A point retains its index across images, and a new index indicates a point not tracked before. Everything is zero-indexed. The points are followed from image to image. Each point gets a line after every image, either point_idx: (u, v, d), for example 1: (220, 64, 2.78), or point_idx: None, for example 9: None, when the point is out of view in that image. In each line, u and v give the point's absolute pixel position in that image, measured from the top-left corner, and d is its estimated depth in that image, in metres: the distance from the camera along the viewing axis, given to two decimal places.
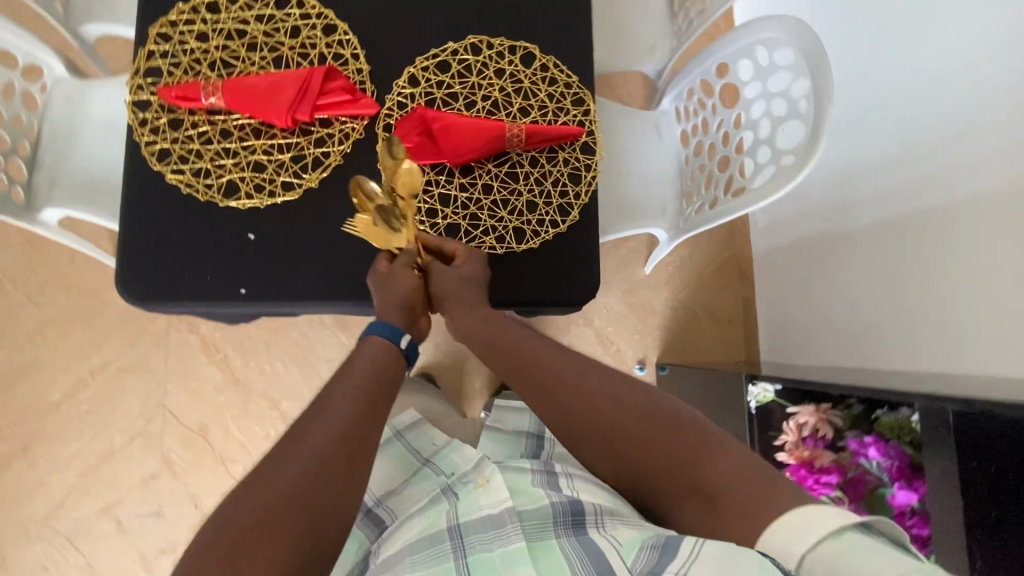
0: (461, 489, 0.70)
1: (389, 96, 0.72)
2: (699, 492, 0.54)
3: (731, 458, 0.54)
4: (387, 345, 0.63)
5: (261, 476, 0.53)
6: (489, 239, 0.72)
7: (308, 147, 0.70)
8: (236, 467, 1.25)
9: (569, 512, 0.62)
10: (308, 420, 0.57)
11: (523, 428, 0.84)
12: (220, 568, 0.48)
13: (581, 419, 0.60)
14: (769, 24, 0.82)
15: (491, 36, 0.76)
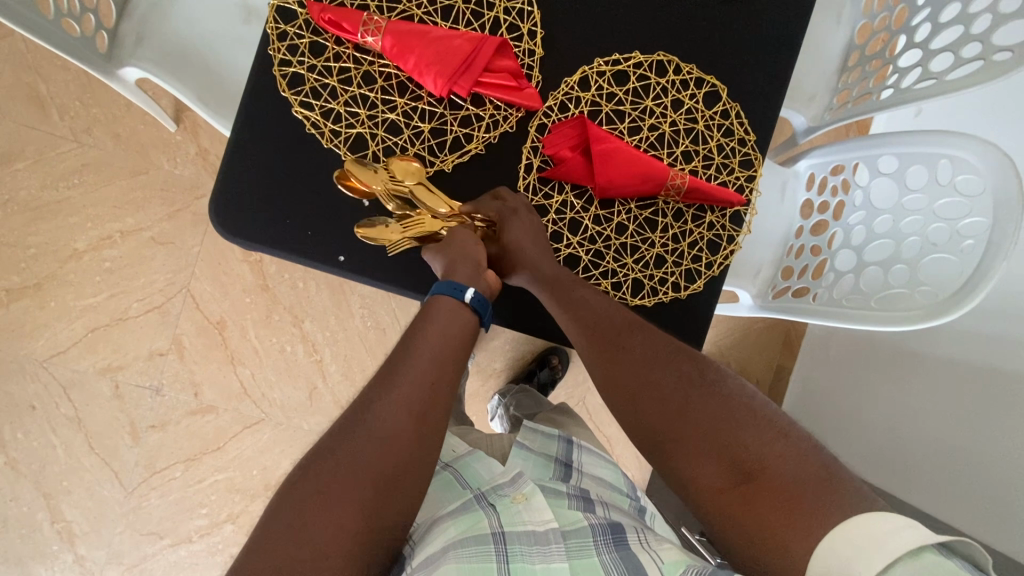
0: (497, 502, 0.65)
1: (555, 94, 0.64)
2: (738, 469, 0.50)
3: (778, 438, 0.51)
4: (454, 304, 0.57)
5: (342, 433, 0.50)
6: (605, 282, 0.66)
7: (452, 124, 0.62)
8: (244, 369, 1.24)
9: (609, 531, 0.62)
10: (389, 371, 0.53)
11: (550, 453, 0.78)
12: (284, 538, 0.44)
13: (627, 379, 0.58)
14: (957, 142, 0.73)
15: (681, 58, 0.67)
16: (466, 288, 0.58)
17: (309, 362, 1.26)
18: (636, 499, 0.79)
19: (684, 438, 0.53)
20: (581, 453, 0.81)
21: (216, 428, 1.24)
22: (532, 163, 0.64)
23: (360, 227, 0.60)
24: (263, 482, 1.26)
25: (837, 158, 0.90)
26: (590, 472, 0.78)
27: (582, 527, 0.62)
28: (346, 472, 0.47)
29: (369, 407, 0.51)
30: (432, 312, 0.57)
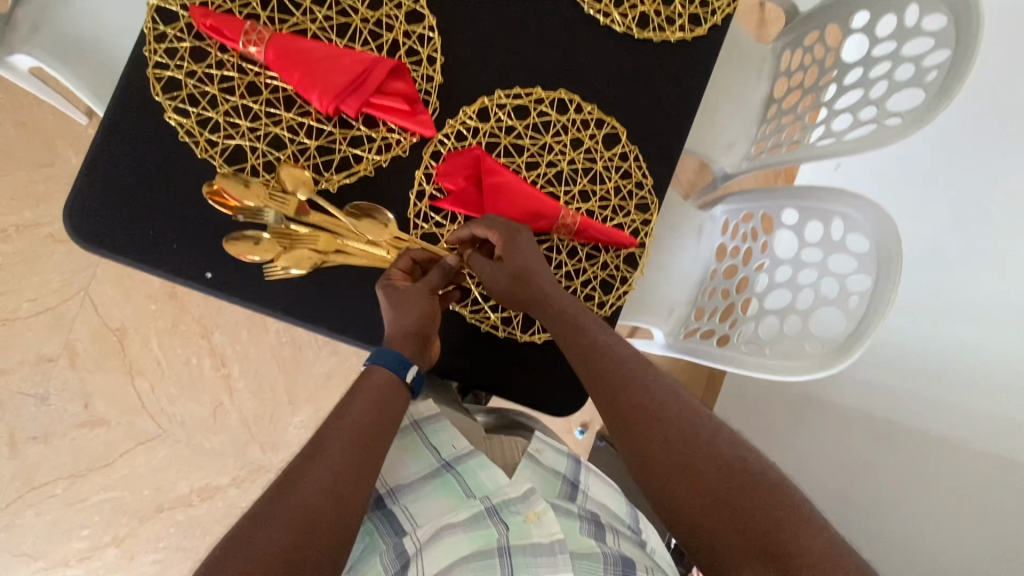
0: (509, 519, 0.61)
1: (451, 121, 0.63)
2: (774, 561, 0.45)
3: (824, 533, 0.45)
4: (391, 377, 0.53)
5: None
6: (494, 316, 0.65)
7: (340, 143, 0.60)
8: (144, 382, 1.16)
9: (622, 565, 0.60)
10: (273, 502, 0.45)
11: (557, 470, 0.68)
12: None
13: (653, 444, 0.51)
14: (874, 211, 0.73)
15: (583, 97, 0.67)
16: (409, 367, 0.54)
17: (216, 377, 1.19)
18: (637, 532, 0.71)
19: (715, 518, 0.48)
20: (589, 473, 0.71)
21: (108, 443, 1.15)
22: (423, 190, 0.62)
23: (230, 241, 0.56)
24: (153, 503, 1.17)
25: (749, 206, 0.93)
26: (594, 497, 0.70)
27: (593, 554, 0.60)
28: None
29: (244, 539, 0.43)
30: (362, 388, 0.53)
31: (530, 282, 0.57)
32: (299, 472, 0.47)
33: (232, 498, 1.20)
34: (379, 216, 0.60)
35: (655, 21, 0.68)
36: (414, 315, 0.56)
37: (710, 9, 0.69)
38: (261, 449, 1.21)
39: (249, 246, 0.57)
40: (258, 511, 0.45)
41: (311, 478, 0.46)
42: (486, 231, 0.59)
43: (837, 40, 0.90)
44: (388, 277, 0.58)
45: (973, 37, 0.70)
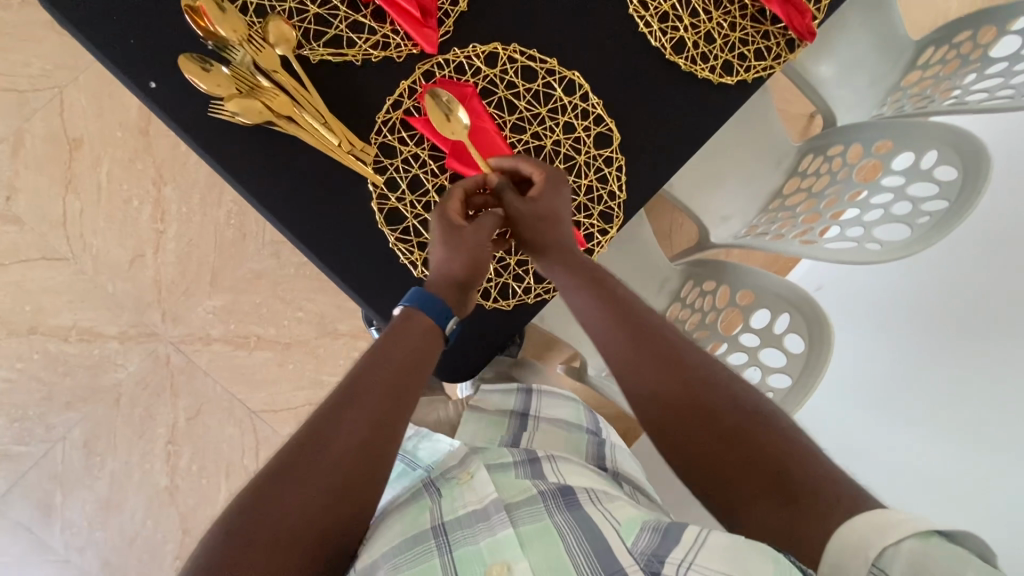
0: (443, 487, 0.63)
1: (457, 51, 0.61)
2: (782, 489, 0.49)
3: (822, 465, 0.50)
4: (432, 327, 0.56)
5: (243, 557, 0.45)
6: (417, 253, 0.61)
7: (340, 22, 0.58)
8: (76, 202, 1.12)
9: (561, 493, 0.60)
10: (294, 462, 0.49)
11: (506, 409, 0.78)
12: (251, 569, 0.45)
13: (677, 394, 0.57)
14: (820, 330, 0.73)
15: (594, 91, 0.66)
16: (449, 319, 0.57)
17: (148, 228, 1.14)
18: (597, 432, 0.78)
19: (729, 463, 0.53)
20: (541, 399, 0.80)
21: (15, 246, 1.11)
22: (401, 101, 0.60)
23: (185, 59, 0.54)
24: (32, 321, 1.12)
25: (716, 275, 0.87)
26: (546, 417, 0.79)
27: (532, 497, 0.60)
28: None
29: (298, 480, 0.48)
30: (404, 336, 0.56)
31: (560, 228, 0.60)
32: (319, 432, 0.50)
33: (110, 351, 1.15)
34: (450, 113, 0.59)
35: (691, 50, 0.68)
36: (472, 255, 0.57)
37: (745, 64, 0.69)
38: (161, 315, 1.16)
39: (199, 69, 0.54)
40: (275, 475, 0.48)
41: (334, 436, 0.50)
42: (532, 169, 0.59)
43: (856, 160, 0.91)
44: (445, 209, 0.57)
45: (974, 196, 0.71)
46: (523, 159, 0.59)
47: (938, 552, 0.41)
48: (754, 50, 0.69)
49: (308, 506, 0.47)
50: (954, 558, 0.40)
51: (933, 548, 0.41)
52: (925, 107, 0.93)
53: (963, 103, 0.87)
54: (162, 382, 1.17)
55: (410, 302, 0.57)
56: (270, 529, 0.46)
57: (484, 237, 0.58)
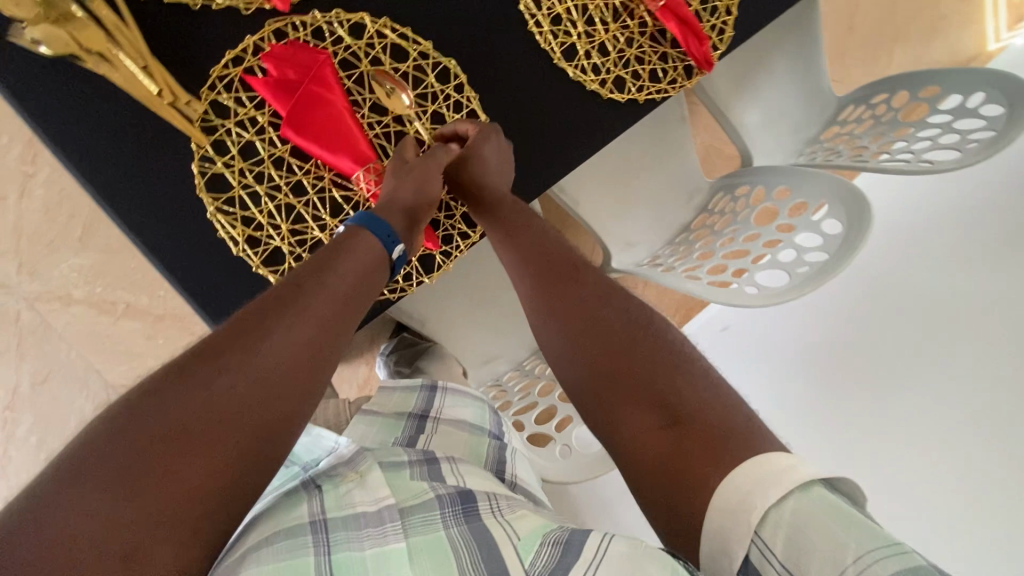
0: (325, 486, 0.56)
1: (316, 14, 0.55)
2: (668, 411, 0.49)
3: (708, 391, 0.50)
4: (380, 252, 0.55)
5: (139, 466, 0.36)
6: (240, 229, 0.55)
7: None
8: None
9: (459, 503, 0.55)
10: (208, 356, 0.42)
11: (404, 411, 0.73)
12: (130, 479, 0.36)
13: (584, 318, 0.59)
14: None
15: (471, 87, 0.62)
16: (397, 243, 0.56)
17: (16, 168, 1.01)
18: (499, 435, 0.74)
19: (624, 384, 0.53)
20: (445, 397, 0.75)
21: None
22: (243, 59, 0.54)
23: None
24: None
25: None
26: (449, 417, 0.73)
27: (427, 504, 0.54)
28: (144, 507, 0.35)
29: (221, 379, 0.41)
30: (352, 246, 0.53)
31: (500, 180, 0.64)
32: (245, 330, 0.45)
33: None
34: (383, 99, 0.59)
35: (582, 59, 0.64)
36: (422, 197, 0.59)
37: (638, 84, 0.66)
38: (18, 266, 1.04)
39: None
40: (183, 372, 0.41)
41: (265, 332, 0.45)
42: (465, 127, 0.61)
43: (757, 203, 0.90)
44: (399, 155, 0.59)
45: (851, 250, 0.70)
46: (467, 123, 0.61)
47: (819, 504, 0.40)
48: (649, 71, 0.66)
49: (229, 398, 0.41)
50: (834, 506, 0.40)
51: (814, 500, 0.40)
52: (828, 162, 0.94)
53: (866, 163, 0.87)
54: (8, 342, 1.06)
55: (358, 221, 0.55)
56: (175, 424, 0.38)
57: (432, 176, 0.60)
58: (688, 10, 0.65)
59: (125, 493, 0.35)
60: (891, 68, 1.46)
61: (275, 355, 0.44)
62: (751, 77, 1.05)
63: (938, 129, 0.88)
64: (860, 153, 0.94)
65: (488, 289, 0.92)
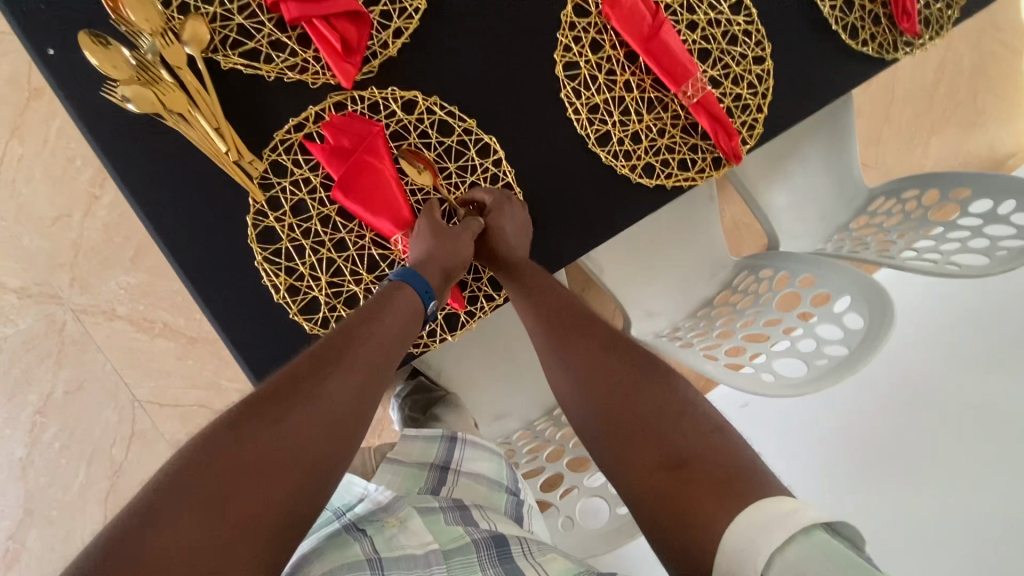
0: (368, 528, 0.59)
1: (374, 90, 0.61)
2: (672, 458, 0.50)
3: (716, 437, 0.50)
4: (417, 307, 0.59)
5: (205, 493, 0.41)
6: (283, 278, 0.59)
7: (262, 37, 0.58)
8: (16, 147, 1.08)
9: (494, 546, 0.57)
10: (270, 400, 0.48)
11: (426, 462, 0.73)
12: (197, 504, 0.40)
13: (595, 370, 0.60)
14: None
15: (509, 164, 0.66)
16: (433, 298, 0.60)
17: (84, 190, 1.11)
18: (515, 491, 0.74)
19: (631, 431, 0.54)
20: (465, 448, 0.75)
21: None
22: (305, 125, 0.59)
23: (86, 36, 0.53)
24: None
25: None
26: (467, 470, 0.73)
27: (465, 547, 0.56)
28: (225, 533, 0.40)
29: (278, 423, 0.47)
30: (395, 299, 0.58)
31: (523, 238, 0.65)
32: (301, 377, 0.51)
33: (6, 304, 1.10)
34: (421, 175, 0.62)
35: (615, 145, 0.68)
36: (452, 257, 0.62)
37: (667, 170, 0.70)
38: (71, 280, 1.12)
39: (97, 46, 0.53)
40: (248, 414, 0.47)
41: (320, 379, 0.51)
42: (484, 195, 0.64)
43: (780, 287, 0.91)
44: (432, 214, 0.62)
45: (878, 339, 0.70)
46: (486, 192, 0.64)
47: (819, 550, 0.39)
48: (679, 159, 0.70)
49: (293, 441, 0.47)
50: (835, 552, 0.39)
51: (814, 545, 0.40)
52: (855, 253, 0.94)
53: (892, 258, 0.87)
54: (49, 349, 1.12)
55: (401, 276, 0.59)
56: (246, 461, 0.44)
57: (465, 239, 0.63)
58: (720, 108, 0.68)
59: (209, 520, 0.40)
60: (926, 158, 1.47)
61: (329, 401, 0.51)
62: (780, 162, 1.08)
63: (967, 231, 0.88)
64: (888, 246, 0.94)
65: (504, 346, 0.94)
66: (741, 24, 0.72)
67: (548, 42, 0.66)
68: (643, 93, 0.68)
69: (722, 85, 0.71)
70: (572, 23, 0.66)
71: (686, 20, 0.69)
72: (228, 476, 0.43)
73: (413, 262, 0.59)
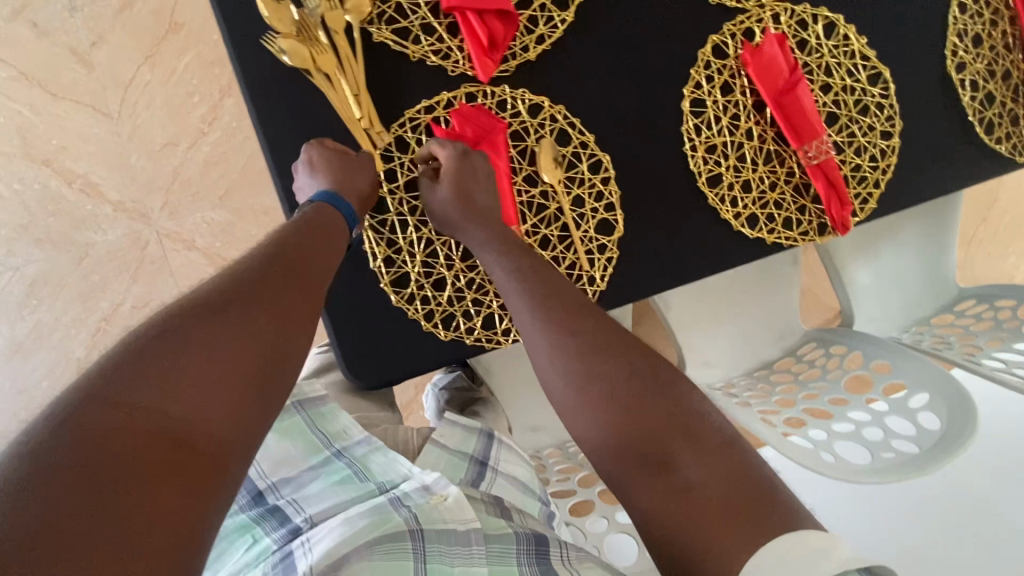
0: (413, 505, 0.61)
1: (506, 88, 0.62)
2: (678, 476, 0.49)
3: (715, 457, 0.49)
4: (340, 220, 0.58)
5: (130, 407, 0.36)
6: (384, 249, 0.62)
7: (416, 20, 0.60)
8: (147, 73, 1.15)
9: (534, 542, 0.60)
10: (203, 324, 0.43)
11: (464, 451, 0.73)
12: (120, 423, 0.35)
13: (591, 362, 0.55)
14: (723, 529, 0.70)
15: (617, 186, 0.66)
16: (357, 223, 0.59)
17: (195, 125, 1.18)
18: (546, 504, 0.74)
19: (636, 436, 0.51)
20: (501, 450, 0.76)
21: (72, 84, 1.14)
22: (435, 108, 0.62)
23: None
24: (48, 155, 1.15)
25: None
26: (504, 472, 0.74)
27: (506, 537, 0.60)
28: (158, 453, 0.36)
29: (211, 347, 0.42)
30: (314, 225, 0.57)
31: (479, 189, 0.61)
32: (238, 307, 0.46)
33: (100, 213, 1.17)
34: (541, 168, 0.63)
35: (723, 189, 0.67)
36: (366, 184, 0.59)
37: (770, 225, 0.69)
38: (162, 205, 1.18)
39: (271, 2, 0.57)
40: (182, 320, 0.43)
41: (260, 311, 0.47)
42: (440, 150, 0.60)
43: (851, 367, 0.88)
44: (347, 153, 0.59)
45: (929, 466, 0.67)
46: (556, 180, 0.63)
47: None
48: (784, 217, 0.69)
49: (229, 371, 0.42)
50: None
51: None
52: (937, 351, 0.90)
53: (976, 364, 0.83)
54: (127, 263, 1.18)
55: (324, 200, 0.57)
56: (172, 382, 0.39)
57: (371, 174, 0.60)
58: (838, 174, 0.67)
59: (138, 436, 0.35)
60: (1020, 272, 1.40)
61: (261, 337, 0.46)
62: (867, 241, 1.06)
63: None
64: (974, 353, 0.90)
65: None
66: (877, 95, 0.70)
67: (680, 78, 0.67)
68: (762, 143, 0.67)
69: (844, 152, 0.70)
70: (707, 62, 0.67)
71: (821, 81, 0.69)
72: (170, 364, 0.40)
73: (331, 184, 0.57)
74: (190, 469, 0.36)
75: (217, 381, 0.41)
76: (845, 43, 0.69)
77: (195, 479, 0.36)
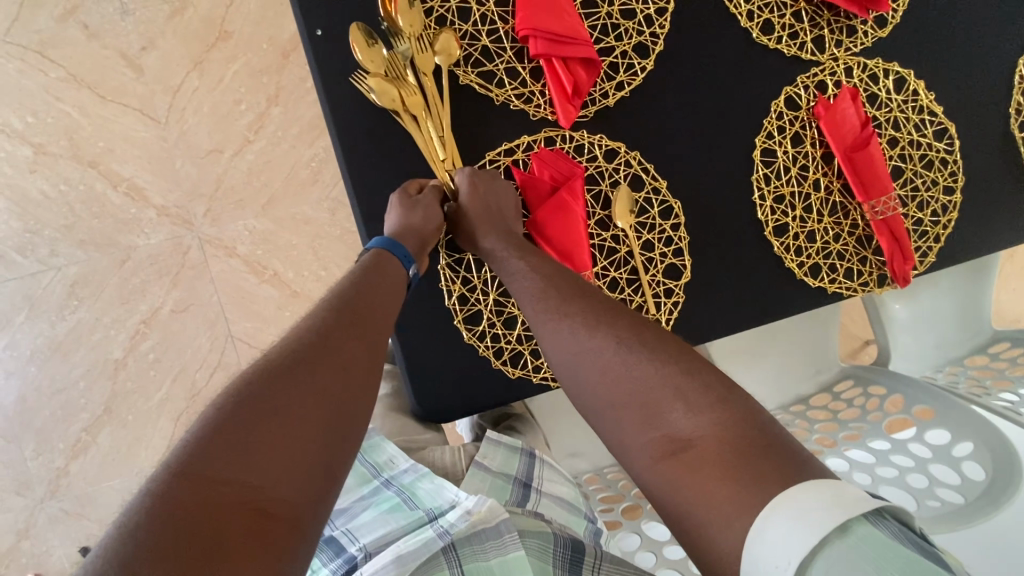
0: (461, 549, 0.63)
1: (584, 133, 0.63)
2: (679, 448, 0.45)
3: (707, 420, 0.45)
4: (396, 265, 0.58)
5: (207, 467, 0.37)
6: (459, 287, 0.63)
7: (501, 63, 0.61)
8: (195, 80, 1.16)
9: (569, 548, 0.64)
10: (272, 374, 0.44)
11: (507, 473, 0.74)
12: (203, 486, 0.36)
13: (584, 340, 0.53)
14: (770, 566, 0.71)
15: (685, 232, 0.67)
16: (413, 264, 0.59)
17: (240, 132, 1.18)
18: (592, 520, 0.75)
19: (631, 417, 0.49)
20: (542, 468, 0.77)
21: (120, 87, 1.14)
22: (514, 151, 0.63)
23: (359, 31, 0.58)
24: (94, 157, 1.16)
25: None
26: (547, 492, 0.74)
27: (545, 534, 0.65)
28: (236, 510, 0.36)
29: (281, 398, 0.43)
30: (379, 271, 0.56)
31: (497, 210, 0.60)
32: (306, 355, 0.46)
33: (144, 217, 1.18)
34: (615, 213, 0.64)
35: (788, 239, 0.69)
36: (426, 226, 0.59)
37: (832, 275, 0.70)
38: (205, 211, 1.19)
39: (364, 44, 0.58)
40: (257, 378, 0.44)
41: (326, 357, 0.47)
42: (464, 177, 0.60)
43: (891, 409, 0.89)
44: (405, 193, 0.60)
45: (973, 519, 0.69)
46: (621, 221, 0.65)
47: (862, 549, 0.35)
48: (846, 267, 0.70)
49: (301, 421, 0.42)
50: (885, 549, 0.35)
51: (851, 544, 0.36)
52: (976, 395, 0.92)
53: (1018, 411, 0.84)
54: (168, 267, 1.19)
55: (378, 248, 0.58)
56: (249, 439, 0.39)
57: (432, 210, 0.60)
58: (903, 229, 0.68)
59: (220, 498, 0.36)
60: None
61: (330, 382, 0.46)
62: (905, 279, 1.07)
63: None
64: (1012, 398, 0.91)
65: None
66: (941, 150, 0.71)
67: (752, 127, 0.68)
68: (830, 195, 0.68)
69: (906, 206, 0.71)
70: (779, 113, 0.68)
71: (889, 136, 0.70)
72: (237, 427, 0.40)
73: (392, 232, 0.58)
74: (268, 533, 0.36)
75: (288, 432, 0.41)
76: (914, 98, 0.70)
77: (275, 539, 0.37)
